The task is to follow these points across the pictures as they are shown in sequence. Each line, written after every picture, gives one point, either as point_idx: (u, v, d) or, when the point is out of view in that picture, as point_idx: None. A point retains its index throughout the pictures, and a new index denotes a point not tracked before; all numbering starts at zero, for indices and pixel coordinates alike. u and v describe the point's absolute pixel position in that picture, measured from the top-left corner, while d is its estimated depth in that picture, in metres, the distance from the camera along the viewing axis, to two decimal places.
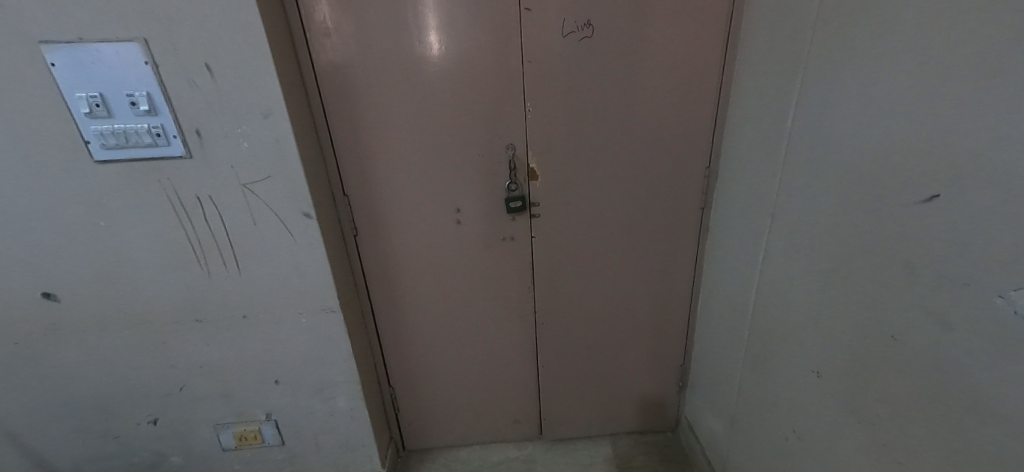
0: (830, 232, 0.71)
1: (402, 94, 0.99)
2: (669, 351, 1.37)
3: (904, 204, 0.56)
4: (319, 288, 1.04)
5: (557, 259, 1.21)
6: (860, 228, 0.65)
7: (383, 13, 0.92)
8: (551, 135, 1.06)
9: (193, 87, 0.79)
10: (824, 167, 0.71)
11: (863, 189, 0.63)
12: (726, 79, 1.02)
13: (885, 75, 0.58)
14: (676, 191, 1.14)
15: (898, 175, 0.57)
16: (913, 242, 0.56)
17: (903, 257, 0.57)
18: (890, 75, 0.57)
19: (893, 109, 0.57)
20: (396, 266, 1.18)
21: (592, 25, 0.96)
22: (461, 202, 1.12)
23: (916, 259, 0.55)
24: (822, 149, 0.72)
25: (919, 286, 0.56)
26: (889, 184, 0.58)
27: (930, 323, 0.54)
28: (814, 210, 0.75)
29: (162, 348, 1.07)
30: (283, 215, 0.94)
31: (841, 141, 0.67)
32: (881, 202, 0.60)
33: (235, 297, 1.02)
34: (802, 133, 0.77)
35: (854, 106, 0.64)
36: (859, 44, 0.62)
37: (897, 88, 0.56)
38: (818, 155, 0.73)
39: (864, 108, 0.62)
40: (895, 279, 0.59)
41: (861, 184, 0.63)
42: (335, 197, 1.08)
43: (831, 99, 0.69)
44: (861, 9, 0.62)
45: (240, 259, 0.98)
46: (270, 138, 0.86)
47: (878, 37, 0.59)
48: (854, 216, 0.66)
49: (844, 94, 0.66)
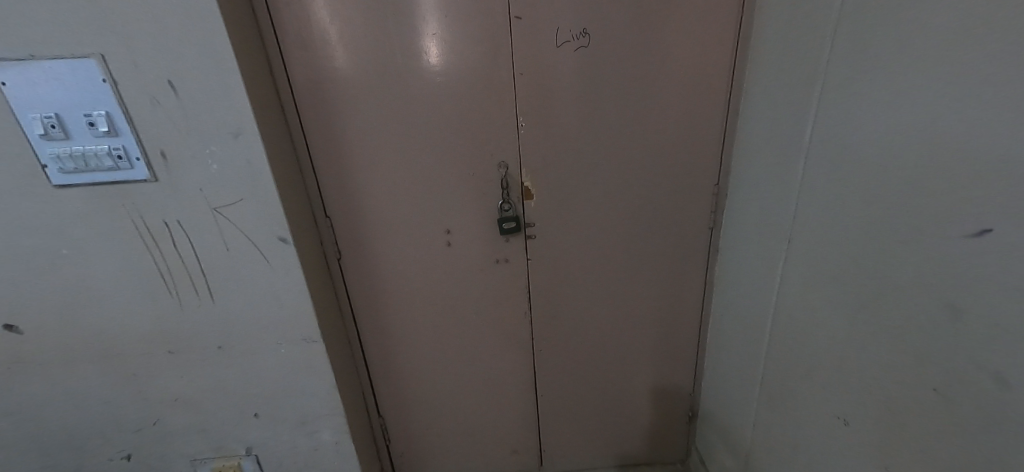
0: (857, 261, 0.63)
1: (386, 110, 0.93)
2: (677, 378, 1.29)
3: (951, 236, 0.48)
4: (297, 317, 0.97)
5: (555, 282, 1.13)
6: (893, 262, 0.57)
7: (363, 24, 0.86)
8: (546, 151, 0.99)
9: (156, 105, 0.73)
10: (849, 189, 0.64)
11: (896, 218, 0.55)
12: (735, 91, 0.95)
13: (922, 88, 0.51)
14: (683, 210, 1.06)
15: (939, 203, 0.49)
16: (959, 282, 0.48)
17: (946, 299, 0.49)
18: (927, 87, 0.50)
19: (932, 127, 0.49)
20: (384, 290, 1.11)
21: (588, 34, 0.89)
22: (452, 222, 1.05)
23: (961, 302, 0.48)
24: (846, 168, 0.64)
25: (966, 333, 0.48)
26: (930, 211, 0.50)
27: (978, 378, 0.46)
28: (837, 236, 0.67)
29: (134, 381, 1.00)
30: (258, 241, 0.87)
31: (871, 160, 0.59)
32: (921, 231, 0.52)
33: (210, 327, 0.95)
34: (823, 150, 0.69)
35: (887, 122, 0.56)
36: (892, 52, 0.55)
37: (938, 100, 0.48)
38: (841, 176, 0.65)
39: (897, 126, 0.54)
40: (937, 323, 0.51)
41: (896, 210, 0.55)
42: (317, 220, 1.01)
43: (855, 116, 0.61)
44: (891, 13, 0.54)
45: (213, 287, 0.91)
46: (241, 160, 0.80)
47: (914, 44, 0.52)
48: (886, 249, 0.58)
49: (871, 109, 0.58)
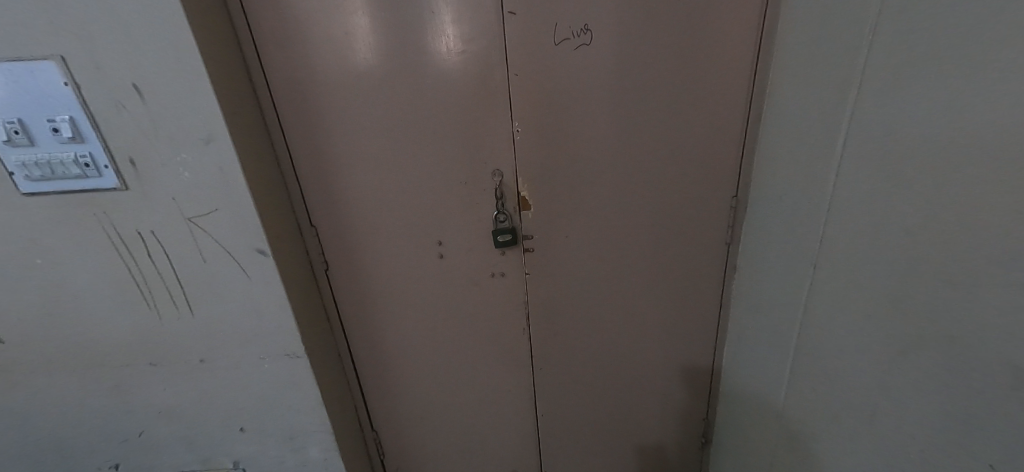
0: (896, 297, 0.54)
1: (372, 114, 0.86)
2: (689, 401, 1.20)
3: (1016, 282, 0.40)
4: (280, 332, 0.92)
5: (555, 298, 1.06)
6: (940, 305, 0.48)
7: (344, 21, 0.79)
8: (544, 159, 0.91)
9: (122, 111, 0.69)
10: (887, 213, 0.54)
11: (946, 253, 0.46)
12: (758, 93, 0.84)
13: (983, 98, 0.41)
14: (696, 222, 0.97)
15: (1001, 242, 0.41)
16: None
17: (1007, 357, 0.41)
18: (990, 97, 0.41)
19: (996, 147, 0.40)
20: (373, 303, 1.06)
21: (590, 30, 0.80)
22: (444, 233, 0.98)
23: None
24: (886, 187, 0.54)
25: None
26: (991, 250, 0.42)
27: None
28: (870, 265, 0.58)
29: (116, 392, 0.96)
30: (235, 253, 0.83)
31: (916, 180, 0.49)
32: (984, 269, 0.42)
33: (190, 340, 0.91)
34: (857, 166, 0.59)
35: (941, 135, 0.46)
36: (950, 51, 0.45)
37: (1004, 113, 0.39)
38: (878, 198, 0.55)
39: (950, 143, 0.45)
40: (995, 384, 0.42)
41: (950, 241, 0.46)
42: (302, 229, 0.96)
43: (897, 127, 0.52)
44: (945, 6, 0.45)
45: (191, 300, 0.87)
46: (214, 168, 0.75)
47: (974, 44, 0.42)
48: (933, 288, 0.49)
49: (919, 121, 0.49)
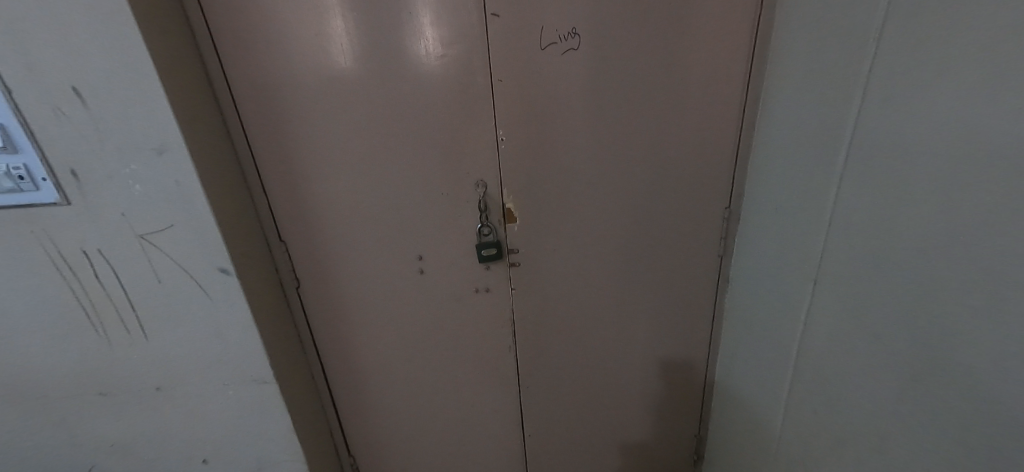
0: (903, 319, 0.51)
1: (347, 121, 0.81)
2: (682, 417, 1.16)
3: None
4: (245, 356, 0.85)
5: (543, 314, 1.01)
6: (948, 331, 0.45)
7: (315, 21, 0.73)
8: (530, 169, 0.87)
9: (62, 118, 0.62)
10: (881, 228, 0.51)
11: (954, 275, 0.43)
12: (751, 101, 0.81)
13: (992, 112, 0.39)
14: (688, 234, 0.94)
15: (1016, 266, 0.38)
16: None
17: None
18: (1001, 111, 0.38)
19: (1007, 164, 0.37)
20: (350, 322, 0.99)
21: (578, 35, 0.77)
22: (425, 247, 0.93)
23: None
24: (887, 203, 0.51)
25: None
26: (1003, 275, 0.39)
27: None
28: (875, 282, 0.54)
29: (61, 425, 0.87)
30: (194, 272, 0.76)
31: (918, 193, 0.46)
32: (997, 287, 0.39)
33: (144, 367, 0.83)
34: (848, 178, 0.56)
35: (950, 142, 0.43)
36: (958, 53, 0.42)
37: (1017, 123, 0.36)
38: (880, 214, 0.52)
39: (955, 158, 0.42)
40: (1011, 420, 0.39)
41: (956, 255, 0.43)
42: (271, 244, 0.89)
43: (900, 139, 0.49)
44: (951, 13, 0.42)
45: (144, 324, 0.79)
46: (169, 180, 0.68)
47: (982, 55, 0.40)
48: (940, 312, 0.45)
49: (923, 134, 0.46)
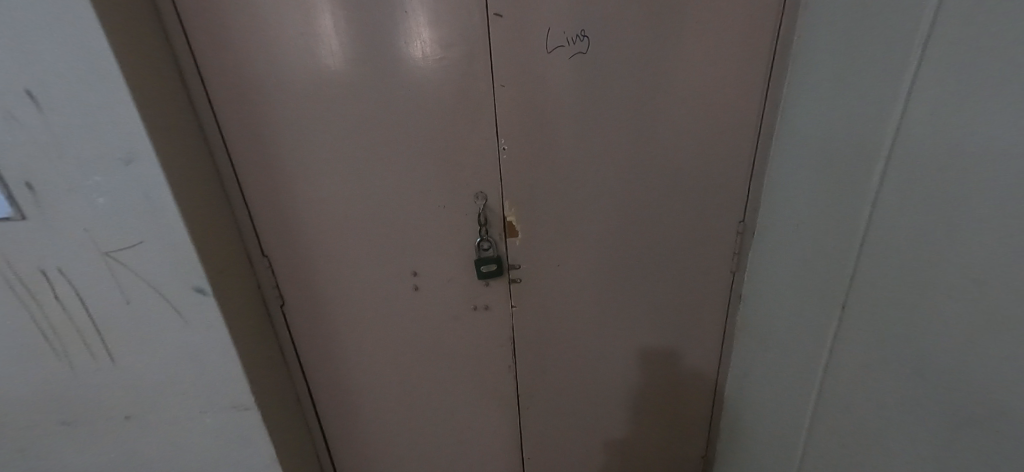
0: (921, 354, 0.46)
1: (337, 129, 0.75)
2: (688, 438, 1.12)
3: None
4: (224, 381, 0.78)
5: (545, 332, 0.96)
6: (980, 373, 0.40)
7: (302, 19, 0.67)
8: (533, 181, 0.81)
9: (14, 125, 0.55)
10: (918, 252, 0.46)
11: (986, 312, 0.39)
12: (770, 110, 0.77)
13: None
14: (699, 248, 0.89)
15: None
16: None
17: None
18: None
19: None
20: (339, 341, 0.93)
21: (587, 37, 0.71)
22: (421, 262, 0.87)
23: None
24: (915, 225, 0.47)
25: None
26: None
27: None
28: (894, 309, 0.50)
29: (19, 457, 0.80)
30: (167, 292, 0.69)
31: (940, 215, 0.42)
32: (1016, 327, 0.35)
33: (112, 394, 0.76)
34: (878, 195, 0.52)
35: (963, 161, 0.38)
36: (987, 59, 0.37)
37: None
38: (910, 237, 0.48)
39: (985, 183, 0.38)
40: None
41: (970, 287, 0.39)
42: (253, 258, 0.83)
43: (930, 157, 0.44)
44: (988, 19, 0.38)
45: (112, 348, 0.72)
46: (137, 193, 0.62)
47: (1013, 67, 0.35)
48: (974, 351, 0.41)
49: (959, 152, 0.41)
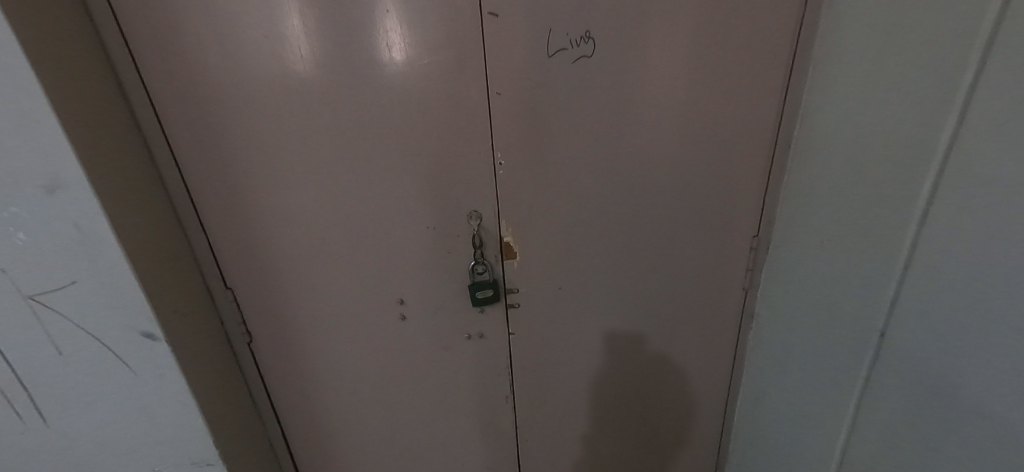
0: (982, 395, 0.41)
1: (310, 146, 0.67)
2: (696, 459, 1.07)
3: None
4: (182, 436, 0.68)
5: (545, 358, 0.89)
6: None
7: (266, 22, 0.59)
8: (531, 198, 0.75)
9: None
10: (976, 279, 0.41)
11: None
12: (786, 117, 0.71)
13: None
14: (709, 264, 0.84)
15: None
16: None
17: None
18: None
19: None
20: (319, 378, 0.84)
21: (591, 39, 0.64)
22: (408, 289, 0.79)
23: None
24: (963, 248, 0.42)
25: None
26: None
27: None
28: (946, 340, 0.45)
29: None
30: (108, 340, 0.59)
31: (1007, 239, 0.37)
32: None
33: (45, 457, 0.65)
34: (925, 213, 0.46)
35: None
36: None
37: None
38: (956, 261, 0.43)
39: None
40: None
41: None
42: (215, 291, 0.74)
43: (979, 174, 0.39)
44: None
45: (41, 406, 0.61)
46: (66, 227, 0.52)
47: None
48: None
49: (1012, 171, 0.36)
